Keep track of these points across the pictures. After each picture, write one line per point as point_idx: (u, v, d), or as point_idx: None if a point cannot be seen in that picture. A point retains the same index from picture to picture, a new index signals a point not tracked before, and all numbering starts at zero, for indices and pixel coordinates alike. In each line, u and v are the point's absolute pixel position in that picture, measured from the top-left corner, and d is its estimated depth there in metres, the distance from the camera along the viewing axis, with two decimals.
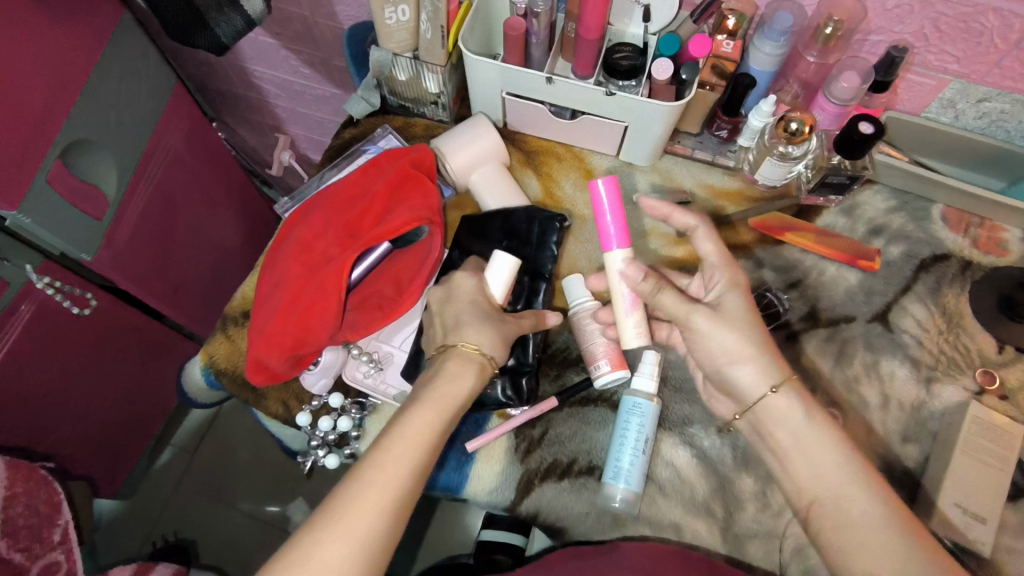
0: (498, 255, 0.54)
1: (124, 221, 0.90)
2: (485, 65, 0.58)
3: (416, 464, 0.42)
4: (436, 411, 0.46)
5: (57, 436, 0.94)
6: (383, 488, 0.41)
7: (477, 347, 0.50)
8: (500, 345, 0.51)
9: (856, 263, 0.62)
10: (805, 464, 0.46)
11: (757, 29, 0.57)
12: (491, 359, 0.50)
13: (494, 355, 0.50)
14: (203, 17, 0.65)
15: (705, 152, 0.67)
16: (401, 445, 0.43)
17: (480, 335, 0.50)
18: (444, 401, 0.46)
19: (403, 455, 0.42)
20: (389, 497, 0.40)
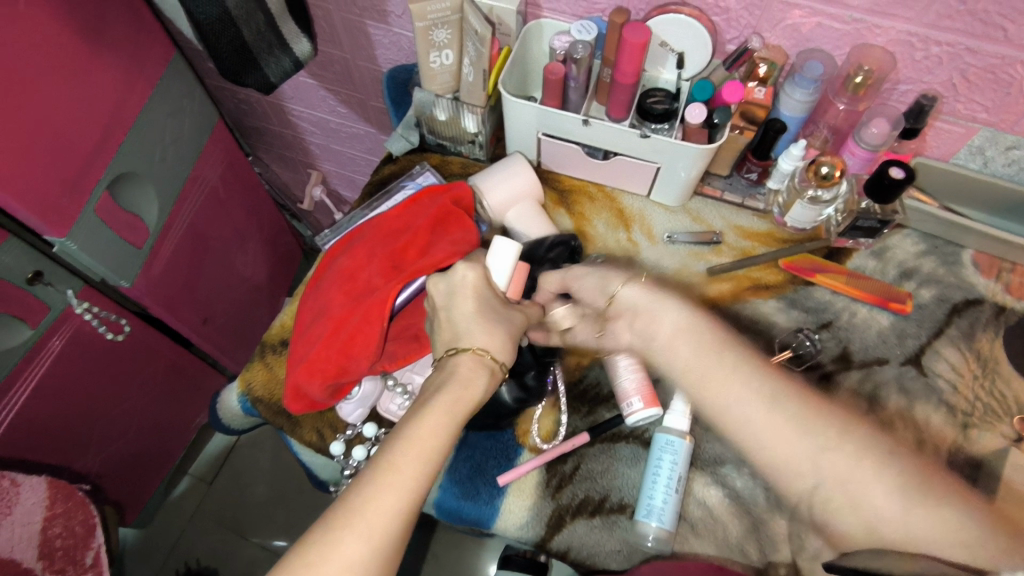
0: (499, 242, 0.52)
1: (160, 253, 0.93)
2: (524, 107, 0.61)
3: (417, 489, 0.41)
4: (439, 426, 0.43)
5: (82, 464, 0.95)
6: (378, 517, 0.39)
7: (489, 352, 0.48)
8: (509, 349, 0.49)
9: (888, 306, 0.62)
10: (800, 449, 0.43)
11: (787, 78, 0.59)
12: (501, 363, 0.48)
13: (505, 360, 0.49)
14: (255, 59, 0.69)
15: (734, 194, 0.68)
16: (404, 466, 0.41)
17: (489, 340, 0.48)
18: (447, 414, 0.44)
19: (405, 480, 0.41)
20: (387, 522, 0.39)
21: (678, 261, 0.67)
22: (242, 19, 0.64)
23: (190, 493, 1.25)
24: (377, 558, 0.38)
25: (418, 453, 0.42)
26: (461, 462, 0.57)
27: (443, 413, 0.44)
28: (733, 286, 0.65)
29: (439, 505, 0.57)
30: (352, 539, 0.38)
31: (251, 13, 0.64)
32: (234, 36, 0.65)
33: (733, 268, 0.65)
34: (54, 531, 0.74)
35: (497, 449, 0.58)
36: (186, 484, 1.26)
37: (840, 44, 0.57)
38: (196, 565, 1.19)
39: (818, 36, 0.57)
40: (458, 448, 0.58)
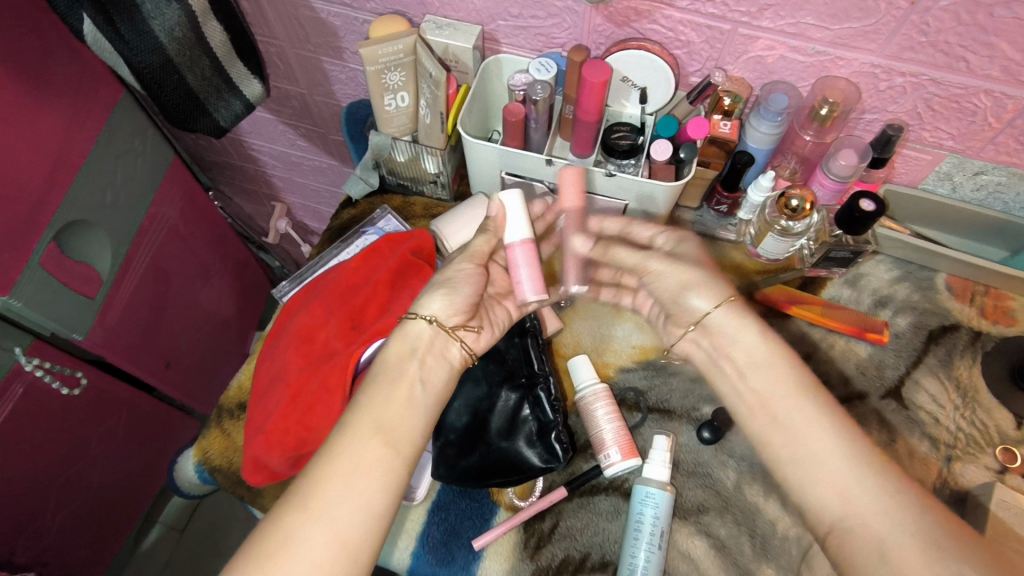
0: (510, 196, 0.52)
1: (117, 299, 0.88)
2: (484, 147, 0.59)
3: (385, 464, 0.43)
4: (391, 404, 0.45)
5: (25, 539, 0.88)
6: (336, 513, 0.40)
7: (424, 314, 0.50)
8: (463, 310, 0.51)
9: (864, 335, 0.61)
10: (820, 448, 0.44)
11: (752, 109, 0.58)
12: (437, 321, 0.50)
13: (444, 320, 0.50)
14: (204, 105, 0.66)
15: (704, 227, 0.67)
16: (353, 447, 0.42)
17: (433, 306, 0.51)
18: (392, 386, 0.46)
19: (358, 463, 0.42)
20: (345, 501, 0.40)
21: None
22: (186, 66, 0.61)
23: (162, 542, 1.20)
24: (337, 551, 0.39)
25: (380, 430, 0.44)
26: (433, 526, 0.54)
27: (385, 390, 0.46)
28: None
29: (413, 573, 0.54)
30: (310, 531, 0.39)
31: (195, 59, 0.61)
32: (179, 82, 0.62)
33: None
34: None
35: (471, 510, 0.55)
36: (156, 533, 1.21)
37: (805, 76, 0.55)
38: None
39: (780, 68, 0.56)
40: (430, 510, 0.55)
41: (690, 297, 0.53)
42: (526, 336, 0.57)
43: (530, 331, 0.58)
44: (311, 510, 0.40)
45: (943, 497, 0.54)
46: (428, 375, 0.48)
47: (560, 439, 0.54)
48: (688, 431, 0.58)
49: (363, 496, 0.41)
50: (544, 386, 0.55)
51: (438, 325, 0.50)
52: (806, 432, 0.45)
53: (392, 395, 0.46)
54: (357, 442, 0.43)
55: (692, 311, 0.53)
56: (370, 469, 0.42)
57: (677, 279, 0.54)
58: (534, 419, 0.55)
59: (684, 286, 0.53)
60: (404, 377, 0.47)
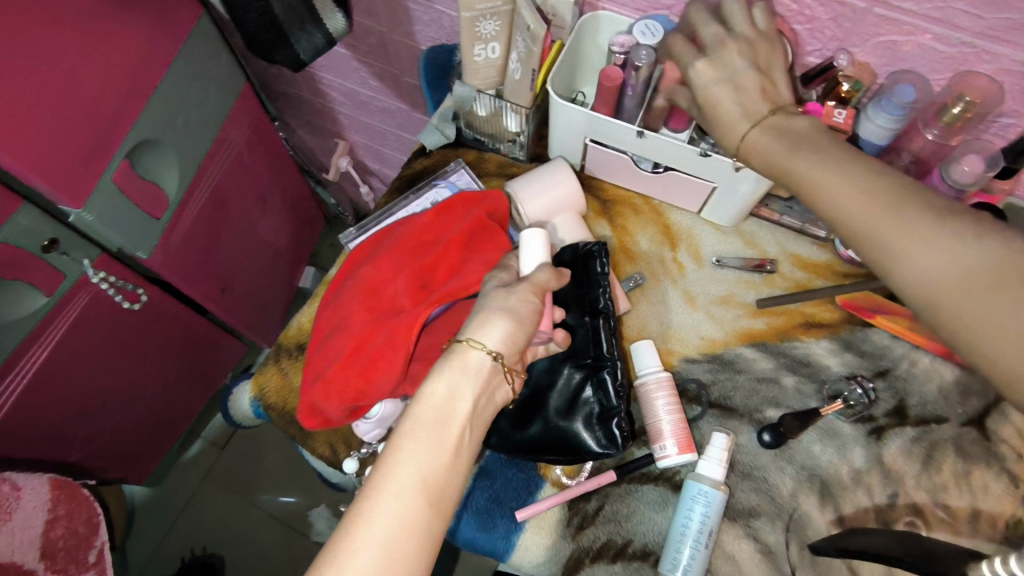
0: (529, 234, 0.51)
1: (180, 223, 0.90)
2: (573, 111, 0.56)
3: (419, 516, 0.39)
4: (421, 454, 0.40)
5: (80, 440, 0.93)
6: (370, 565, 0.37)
7: (481, 345, 0.45)
8: (511, 347, 0.46)
9: (953, 357, 0.57)
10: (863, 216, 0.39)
11: (872, 99, 0.53)
12: (498, 355, 0.45)
13: (502, 354, 0.46)
14: (286, 35, 0.64)
15: (793, 220, 0.62)
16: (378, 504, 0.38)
17: (488, 335, 0.46)
18: (430, 432, 0.41)
19: (393, 525, 0.38)
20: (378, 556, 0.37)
21: (725, 288, 0.61)
22: None
23: (202, 456, 1.26)
24: None
25: (421, 479, 0.40)
26: (478, 491, 0.54)
27: (420, 434, 0.41)
28: (781, 321, 0.59)
29: (455, 533, 0.54)
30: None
31: None
32: (265, 8, 0.61)
33: (786, 302, 0.59)
34: (56, 532, 0.86)
35: (517, 480, 0.55)
36: (198, 446, 1.26)
37: (941, 68, 0.50)
38: (201, 553, 1.18)
39: (913, 56, 0.50)
40: (477, 475, 0.55)
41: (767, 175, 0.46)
42: (598, 317, 0.54)
43: (603, 311, 0.54)
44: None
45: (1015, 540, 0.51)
46: (479, 415, 0.44)
47: (620, 428, 0.51)
48: (747, 431, 0.56)
49: (396, 557, 0.37)
50: (610, 371, 0.52)
51: (501, 362, 0.46)
52: (856, 201, 0.39)
53: (426, 439, 0.41)
54: (384, 494, 0.39)
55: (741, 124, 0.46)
56: (399, 528, 0.38)
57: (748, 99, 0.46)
58: (596, 403, 0.53)
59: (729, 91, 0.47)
60: (449, 419, 0.42)
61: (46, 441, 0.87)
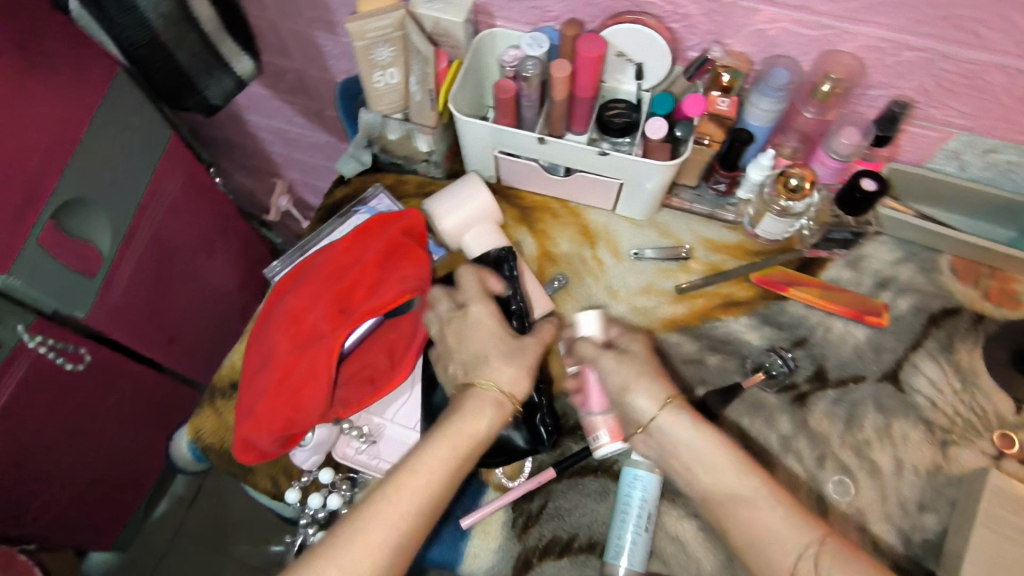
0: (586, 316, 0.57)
1: (117, 278, 0.88)
2: (476, 125, 0.57)
3: (417, 526, 0.45)
4: (415, 494, 0.45)
5: (36, 509, 0.91)
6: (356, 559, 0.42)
7: (493, 384, 0.49)
8: (521, 383, 0.50)
9: (863, 319, 0.60)
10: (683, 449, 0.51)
11: (753, 85, 0.56)
12: (510, 395, 0.49)
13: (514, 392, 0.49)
14: (193, 82, 0.65)
15: (702, 207, 0.65)
16: (364, 533, 0.43)
17: (498, 375, 0.49)
18: (422, 477, 0.45)
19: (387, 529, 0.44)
20: (375, 549, 0.43)
21: (646, 279, 0.64)
22: (173, 44, 0.60)
23: (171, 513, 1.23)
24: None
25: (423, 490, 0.45)
26: None
27: (416, 481, 0.45)
28: (702, 303, 0.62)
29: None
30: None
31: (182, 36, 0.60)
32: (169, 58, 0.61)
33: (704, 285, 0.62)
34: None
35: (461, 489, 0.56)
36: (167, 504, 1.23)
37: (808, 50, 0.53)
38: None
39: (783, 42, 0.53)
40: None
41: (633, 399, 0.52)
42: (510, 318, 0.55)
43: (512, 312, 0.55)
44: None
45: (936, 484, 0.54)
46: (481, 441, 0.48)
47: (542, 421, 0.54)
48: None
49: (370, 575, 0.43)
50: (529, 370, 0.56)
51: (506, 395, 0.49)
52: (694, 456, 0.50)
53: (419, 483, 0.45)
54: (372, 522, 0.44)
55: (638, 414, 0.52)
56: (375, 557, 0.43)
57: (623, 377, 0.53)
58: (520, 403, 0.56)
59: (626, 387, 0.53)
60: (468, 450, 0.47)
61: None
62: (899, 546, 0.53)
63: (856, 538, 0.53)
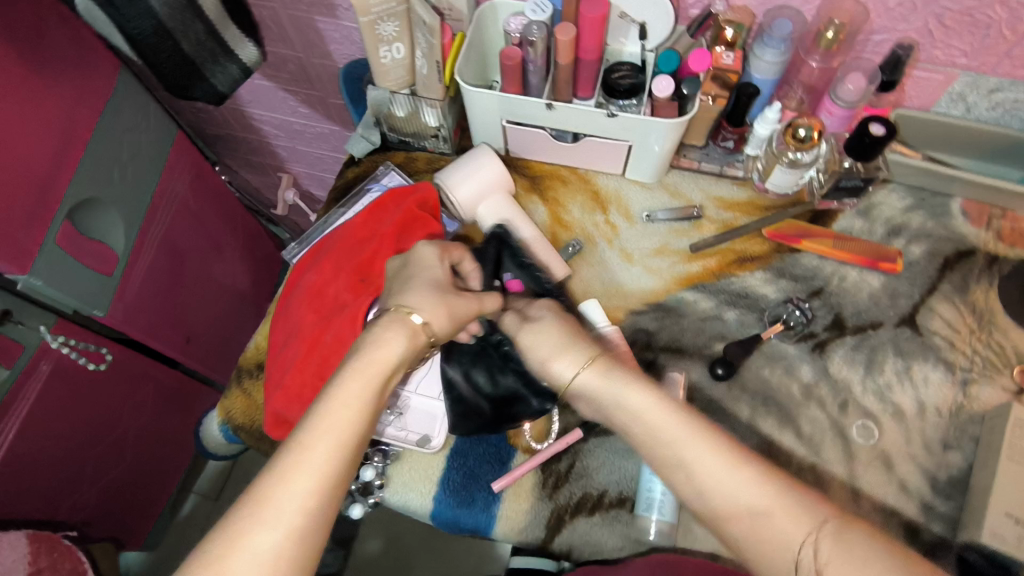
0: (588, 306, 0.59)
1: (132, 277, 0.89)
2: (484, 96, 0.58)
3: (338, 463, 0.40)
4: (328, 435, 0.40)
5: (68, 507, 0.92)
6: (275, 514, 0.38)
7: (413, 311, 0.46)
8: (443, 318, 0.48)
9: (877, 266, 0.60)
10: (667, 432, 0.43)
11: (756, 38, 0.57)
12: (427, 325, 0.47)
13: (432, 323, 0.47)
14: (200, 70, 0.66)
15: (711, 165, 0.66)
16: (274, 506, 0.38)
17: (420, 302, 0.47)
18: (339, 419, 0.41)
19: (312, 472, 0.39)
20: (295, 504, 0.38)
21: (659, 239, 0.64)
22: (178, 31, 0.61)
23: (197, 511, 1.25)
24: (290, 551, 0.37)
25: (340, 421, 0.41)
26: (452, 470, 0.56)
27: (328, 428, 0.41)
28: (716, 261, 0.63)
29: (436, 517, 0.55)
30: None
31: (187, 23, 0.61)
32: (174, 48, 0.62)
33: (717, 242, 0.63)
34: None
35: (490, 453, 0.56)
36: (192, 502, 1.25)
37: None
38: None
39: None
40: (449, 457, 0.56)
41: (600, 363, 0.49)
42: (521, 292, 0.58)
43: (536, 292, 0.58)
44: (214, 574, 0.36)
45: (959, 422, 0.55)
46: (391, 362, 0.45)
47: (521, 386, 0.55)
48: (700, 367, 0.59)
49: (289, 545, 0.37)
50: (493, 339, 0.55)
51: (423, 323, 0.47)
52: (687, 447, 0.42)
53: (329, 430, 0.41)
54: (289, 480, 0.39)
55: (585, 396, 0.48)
56: (300, 515, 0.38)
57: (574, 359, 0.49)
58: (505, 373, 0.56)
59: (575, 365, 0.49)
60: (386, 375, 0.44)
61: (30, 518, 0.86)
62: (925, 485, 0.53)
63: (881, 479, 0.54)
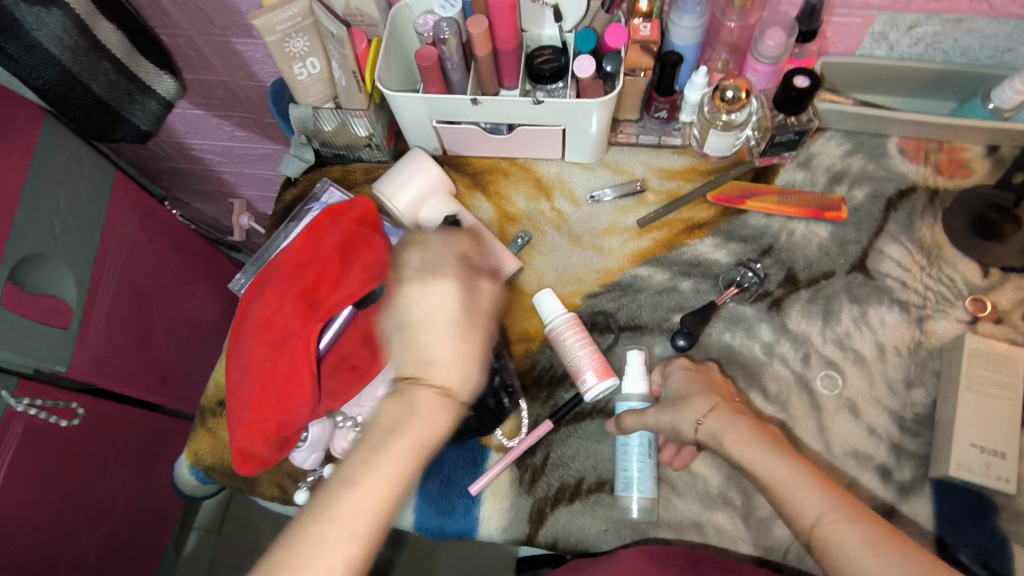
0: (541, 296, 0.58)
1: (91, 325, 0.87)
2: (409, 99, 0.57)
3: (360, 547, 0.43)
4: (348, 521, 0.43)
5: (66, 566, 0.91)
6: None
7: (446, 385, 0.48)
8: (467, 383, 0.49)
9: (822, 216, 0.61)
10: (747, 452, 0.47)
11: (671, 5, 0.56)
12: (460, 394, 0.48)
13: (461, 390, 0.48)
14: (118, 112, 0.64)
15: (649, 137, 0.65)
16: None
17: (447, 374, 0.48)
18: (359, 506, 0.43)
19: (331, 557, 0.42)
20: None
21: (607, 219, 0.64)
22: (86, 75, 0.59)
23: (201, 547, 1.24)
24: None
25: (359, 506, 0.43)
26: (429, 480, 0.56)
27: (351, 515, 0.43)
28: (665, 233, 0.62)
29: (419, 527, 0.55)
30: None
31: (94, 64, 0.59)
32: (85, 92, 0.60)
33: (663, 214, 0.62)
34: None
35: (464, 456, 0.56)
36: (195, 538, 1.24)
37: None
38: None
39: None
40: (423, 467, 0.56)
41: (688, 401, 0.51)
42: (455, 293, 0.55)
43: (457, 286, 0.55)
44: None
45: (919, 359, 0.55)
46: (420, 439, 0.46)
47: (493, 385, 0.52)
48: (662, 342, 0.59)
49: None
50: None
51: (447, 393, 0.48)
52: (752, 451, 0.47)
53: (362, 504, 0.43)
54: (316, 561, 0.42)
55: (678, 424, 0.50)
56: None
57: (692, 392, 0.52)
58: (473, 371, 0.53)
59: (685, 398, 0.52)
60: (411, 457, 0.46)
61: None
62: (893, 426, 0.54)
63: (850, 427, 0.54)
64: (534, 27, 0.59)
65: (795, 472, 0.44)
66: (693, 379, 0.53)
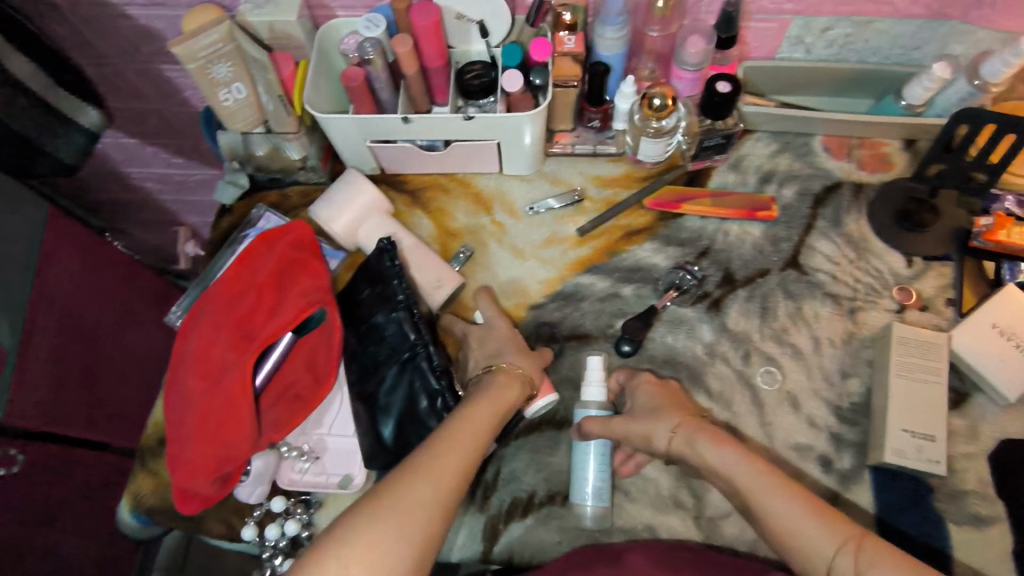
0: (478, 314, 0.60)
1: (29, 365, 0.77)
2: (341, 121, 0.56)
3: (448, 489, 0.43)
4: (446, 461, 0.44)
5: None
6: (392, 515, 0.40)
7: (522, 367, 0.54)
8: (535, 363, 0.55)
9: (755, 216, 0.62)
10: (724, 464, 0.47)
11: (594, 17, 0.57)
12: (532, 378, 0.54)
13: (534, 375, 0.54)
14: (40, 147, 0.62)
15: (585, 145, 0.65)
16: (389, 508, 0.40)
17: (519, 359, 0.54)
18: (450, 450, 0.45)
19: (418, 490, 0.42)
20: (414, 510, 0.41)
21: (547, 230, 0.64)
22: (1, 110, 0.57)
23: None
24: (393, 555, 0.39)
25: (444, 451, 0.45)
26: None
27: (443, 453, 0.45)
28: (604, 240, 0.63)
29: None
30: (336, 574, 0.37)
31: (8, 99, 0.57)
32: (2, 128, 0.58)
33: (601, 221, 0.63)
34: None
35: None
36: None
37: None
38: None
39: None
40: None
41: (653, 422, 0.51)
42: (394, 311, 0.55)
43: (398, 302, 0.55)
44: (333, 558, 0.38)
45: (853, 349, 0.57)
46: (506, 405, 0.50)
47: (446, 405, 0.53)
48: (607, 349, 0.60)
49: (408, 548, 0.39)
50: (425, 356, 0.53)
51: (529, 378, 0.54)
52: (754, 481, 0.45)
53: (423, 488, 0.42)
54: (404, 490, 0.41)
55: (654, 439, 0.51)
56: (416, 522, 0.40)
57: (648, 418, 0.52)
58: (422, 392, 0.53)
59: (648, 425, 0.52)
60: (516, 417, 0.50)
61: None
62: (831, 416, 0.55)
63: (791, 420, 0.56)
64: (461, 42, 0.59)
65: (766, 480, 0.45)
66: (658, 393, 0.54)
